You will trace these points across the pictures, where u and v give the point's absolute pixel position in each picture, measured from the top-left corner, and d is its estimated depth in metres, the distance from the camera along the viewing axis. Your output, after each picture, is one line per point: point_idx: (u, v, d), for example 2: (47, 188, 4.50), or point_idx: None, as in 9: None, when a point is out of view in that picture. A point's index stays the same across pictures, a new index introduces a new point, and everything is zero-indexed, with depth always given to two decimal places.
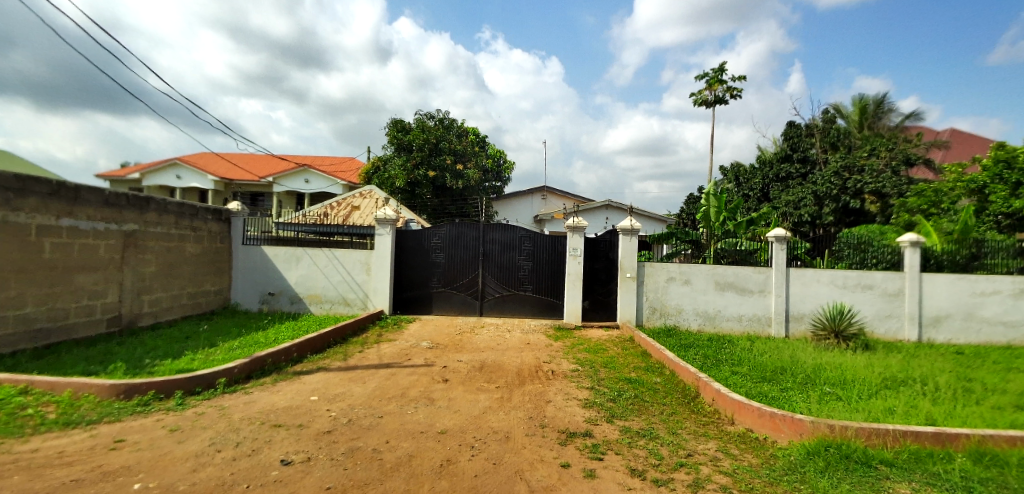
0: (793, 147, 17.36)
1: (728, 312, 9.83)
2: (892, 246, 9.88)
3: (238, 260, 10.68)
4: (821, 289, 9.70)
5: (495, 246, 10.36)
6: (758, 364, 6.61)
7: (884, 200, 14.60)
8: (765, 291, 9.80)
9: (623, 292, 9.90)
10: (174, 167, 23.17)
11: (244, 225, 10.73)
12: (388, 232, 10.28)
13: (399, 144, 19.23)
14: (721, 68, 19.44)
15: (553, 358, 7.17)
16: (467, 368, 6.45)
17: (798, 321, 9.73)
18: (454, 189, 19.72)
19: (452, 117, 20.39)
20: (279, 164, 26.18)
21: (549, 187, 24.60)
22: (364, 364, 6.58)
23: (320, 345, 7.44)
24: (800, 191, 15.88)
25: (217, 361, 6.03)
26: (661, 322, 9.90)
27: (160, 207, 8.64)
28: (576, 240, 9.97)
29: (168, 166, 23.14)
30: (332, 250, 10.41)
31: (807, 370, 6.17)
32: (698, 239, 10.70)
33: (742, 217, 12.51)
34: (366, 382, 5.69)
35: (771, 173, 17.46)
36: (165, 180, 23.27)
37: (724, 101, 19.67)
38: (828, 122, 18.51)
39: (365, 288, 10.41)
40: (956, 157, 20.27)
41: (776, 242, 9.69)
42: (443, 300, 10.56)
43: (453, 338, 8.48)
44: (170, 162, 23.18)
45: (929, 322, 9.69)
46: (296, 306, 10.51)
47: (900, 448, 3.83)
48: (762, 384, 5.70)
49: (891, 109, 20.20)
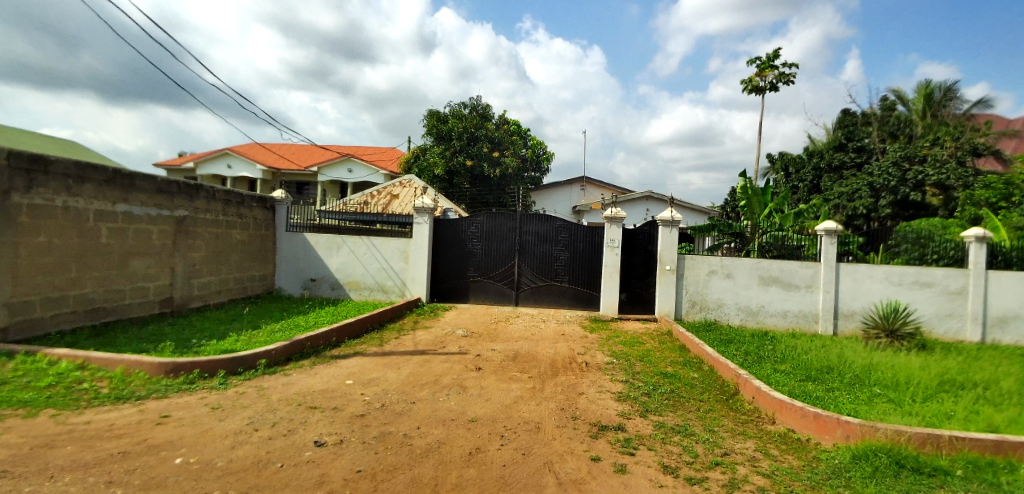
0: (848, 137, 16.42)
1: (772, 307, 9.44)
2: (956, 241, 9.25)
3: (282, 247, 11.06)
4: (874, 285, 9.17)
5: (531, 237, 10.29)
6: (802, 362, 6.33)
7: (948, 193, 13.64)
8: (813, 286, 9.34)
9: (662, 285, 9.65)
10: (226, 156, 24.20)
11: (287, 212, 11.07)
12: (425, 221, 10.38)
13: (437, 134, 19.41)
14: (773, 53, 18.48)
15: (588, 350, 7.08)
16: (500, 357, 6.45)
17: (848, 319, 9.25)
18: (491, 179, 19.74)
19: (489, 106, 20.34)
20: (322, 154, 26.94)
21: (588, 177, 24.31)
22: (399, 350, 6.69)
23: (357, 330, 7.60)
24: (854, 182, 15.00)
25: (258, 343, 6.27)
26: (701, 316, 9.62)
27: (208, 195, 9.00)
28: (614, 230, 9.77)
29: (220, 156, 24.21)
30: (371, 238, 10.62)
31: (855, 369, 5.85)
32: (742, 231, 10.14)
33: (789, 209, 11.99)
34: (400, 367, 5.77)
35: (823, 163, 16.54)
36: (217, 169, 24.37)
37: (775, 88, 18.74)
38: (889, 110, 17.35)
39: (403, 275, 10.57)
40: None
41: (826, 236, 9.23)
42: (479, 290, 10.60)
43: (487, 327, 8.51)
44: (221, 152, 24.23)
45: (994, 323, 9.01)
46: (336, 292, 10.81)
47: (957, 457, 3.55)
48: (807, 384, 5.44)
49: (959, 96, 18.81)
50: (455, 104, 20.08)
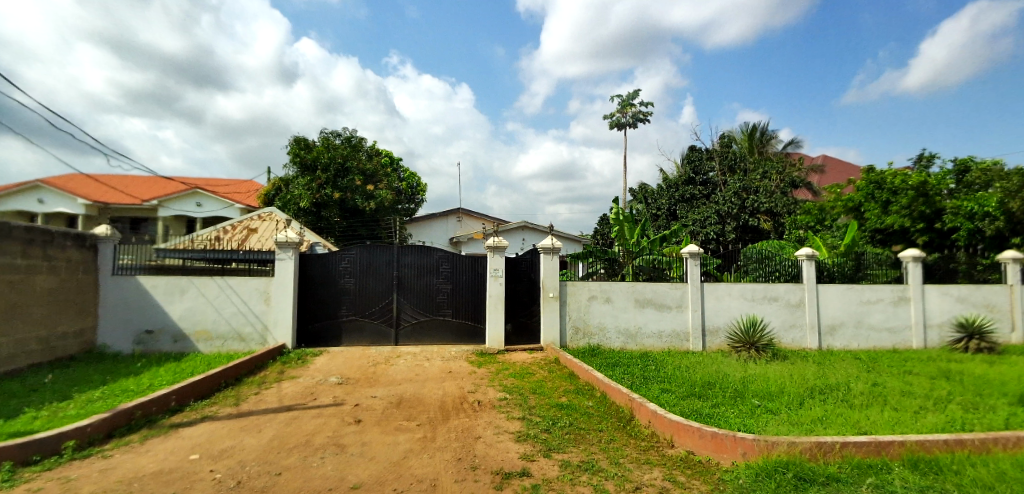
0: (695, 170, 18.36)
1: (648, 328, 9.92)
2: (791, 259, 10.64)
3: (106, 294, 9.08)
4: (733, 302, 10.15)
5: (412, 270, 9.71)
6: (685, 379, 6.61)
7: (776, 219, 16.63)
8: (682, 306, 10.04)
9: (547, 312, 9.64)
10: (37, 189, 19.93)
11: (114, 253, 9.16)
12: (289, 256, 9.26)
13: (301, 164, 18.00)
14: (631, 92, 20.38)
15: (478, 387, 6.66)
16: (382, 404, 5.74)
17: (713, 335, 10.06)
18: (364, 213, 18.59)
19: (362, 137, 19.39)
20: (168, 186, 23.55)
21: (463, 209, 24.36)
22: (260, 408, 5.64)
23: (206, 390, 6.31)
24: (704, 210, 16.67)
25: (67, 419, 4.82)
26: (585, 342, 9.75)
27: (1, 230, 7.07)
28: (497, 260, 9.57)
29: (29, 189, 19.87)
30: (223, 278, 9.19)
31: (733, 383, 6.25)
32: (615, 257, 10.57)
33: (653, 235, 12.95)
34: (261, 430, 4.79)
35: (676, 195, 18.32)
36: (25, 205, 19.98)
37: (636, 123, 20.61)
38: (726, 147, 19.89)
39: (264, 319, 9.25)
40: (829, 181, 22.90)
41: (691, 258, 9.99)
42: (354, 331, 9.64)
43: (366, 371, 7.66)
44: (32, 184, 19.95)
45: (827, 330, 10.45)
46: (180, 345, 9.12)
47: (843, 463, 3.79)
48: (694, 402, 5.64)
49: (774, 137, 22.50)
50: (326, 132, 18.87)
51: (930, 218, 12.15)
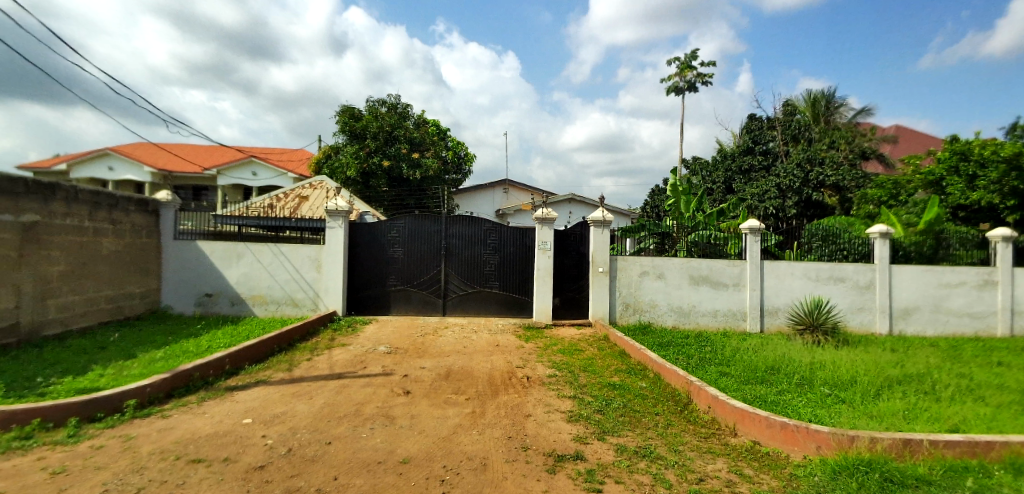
0: (755, 140, 17.25)
1: (702, 307, 9.49)
2: (862, 237, 9.84)
3: (169, 258, 9.49)
4: (795, 282, 9.52)
5: (459, 241, 9.61)
6: (746, 363, 6.23)
7: (842, 194, 15.60)
8: (739, 284, 9.52)
9: (596, 288, 9.37)
10: (107, 157, 21.10)
11: (174, 217, 9.52)
12: (339, 225, 9.36)
13: (350, 132, 18.17)
14: (691, 53, 19.22)
15: (527, 362, 6.53)
16: (431, 376, 5.70)
17: (772, 316, 9.52)
18: (410, 181, 18.60)
19: (408, 103, 19.28)
20: (225, 156, 24.44)
21: (510, 180, 24.10)
22: (312, 374, 5.73)
23: (260, 354, 6.47)
24: (764, 184, 15.59)
25: (131, 377, 5.03)
26: (635, 319, 9.45)
27: (68, 195, 7.41)
28: (545, 232, 9.32)
29: (99, 157, 21.05)
30: (277, 245, 9.40)
31: (799, 369, 5.82)
32: (668, 232, 10.02)
33: (709, 210, 12.31)
34: (312, 397, 4.84)
35: (733, 167, 17.27)
36: (95, 172, 21.20)
37: (694, 87, 19.48)
38: (789, 115, 18.50)
39: (316, 286, 9.44)
40: (903, 151, 21.07)
41: (750, 234, 9.45)
42: (402, 300, 9.71)
43: (414, 341, 7.68)
44: (100, 151, 21.10)
45: (899, 315, 9.67)
46: (237, 309, 9.48)
47: (933, 463, 3.41)
48: (757, 388, 5.28)
49: (843, 105, 20.79)
50: (372, 100, 18.89)
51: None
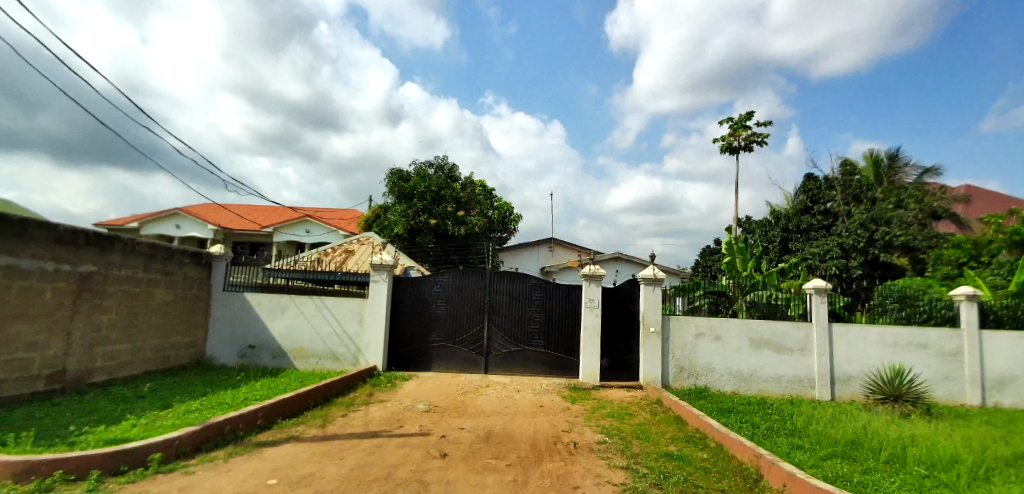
0: (813, 200, 16.56)
1: (765, 372, 8.71)
2: (946, 301, 8.95)
3: (218, 309, 9.70)
4: (870, 347, 8.64)
5: (503, 297, 9.37)
6: (822, 436, 5.50)
7: (913, 254, 14.30)
8: (806, 350, 8.73)
9: (647, 349, 8.81)
10: (175, 216, 22.62)
11: (226, 271, 9.81)
12: (383, 279, 9.34)
13: (399, 192, 18.74)
14: (746, 113, 19.03)
15: (574, 426, 6.03)
16: (471, 438, 5.30)
17: (845, 384, 8.60)
18: (456, 238, 18.80)
19: (455, 165, 19.83)
20: (283, 215, 25.74)
21: (555, 238, 24.05)
22: (346, 432, 5.46)
23: (294, 409, 6.28)
24: (824, 242, 15.19)
25: (161, 429, 4.93)
26: (690, 383, 8.75)
27: (126, 247, 7.75)
28: (594, 291, 8.97)
29: (168, 216, 22.60)
30: (322, 298, 9.47)
31: (888, 443, 5.06)
32: (725, 290, 9.36)
33: (768, 271, 11.69)
34: (343, 456, 4.55)
35: (790, 225, 16.83)
36: (164, 230, 22.69)
37: (750, 147, 19.16)
38: (848, 173, 17.78)
39: (357, 341, 9.33)
40: (981, 212, 19.68)
41: (816, 294, 8.76)
42: (443, 357, 9.43)
43: (454, 400, 7.33)
44: (170, 211, 22.66)
45: (992, 386, 8.52)
46: (279, 361, 9.45)
47: None
48: (839, 465, 4.59)
49: (906, 164, 19.86)
50: (419, 163, 19.47)
51: None
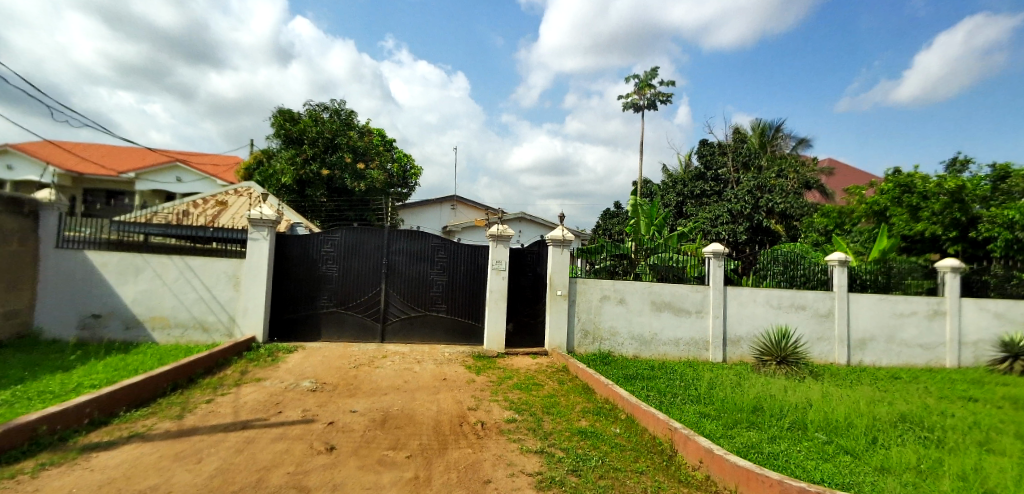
0: (707, 166, 17.26)
1: (664, 335, 8.92)
2: (821, 264, 9.70)
3: (46, 270, 7.80)
4: (758, 309, 9.19)
5: (404, 258, 8.58)
6: (726, 401, 5.64)
7: (788, 221, 15.88)
8: (702, 311, 9.06)
9: (553, 313, 8.57)
10: (5, 154, 18.41)
11: (59, 222, 7.88)
12: (264, 237, 8.07)
13: (286, 136, 16.65)
14: (651, 71, 19.26)
15: (480, 402, 5.58)
16: (363, 424, 4.62)
17: (735, 345, 9.10)
18: (353, 193, 17.34)
19: (352, 111, 17.99)
20: (147, 159, 22.02)
21: (459, 196, 23.22)
22: (208, 423, 4.48)
23: (146, 395, 5.11)
24: (715, 208, 15.72)
25: None
26: (595, 347, 8.71)
27: None
28: (501, 251, 8.45)
29: None
30: (185, 259, 7.97)
31: (786, 408, 5.28)
32: (628, 253, 9.43)
33: (669, 233, 12.08)
34: (201, 460, 3.63)
35: (686, 190, 17.28)
36: None
37: (653, 106, 19.53)
38: (739, 143, 18.90)
39: (231, 308, 8.06)
40: (842, 183, 22.12)
41: (713, 258, 9.06)
42: (334, 324, 8.49)
43: (345, 375, 6.52)
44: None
45: (855, 345, 9.52)
46: (131, 333, 7.90)
47: None
48: (747, 434, 4.67)
49: (785, 136, 21.73)
50: (312, 104, 17.49)
51: (963, 226, 11.29)
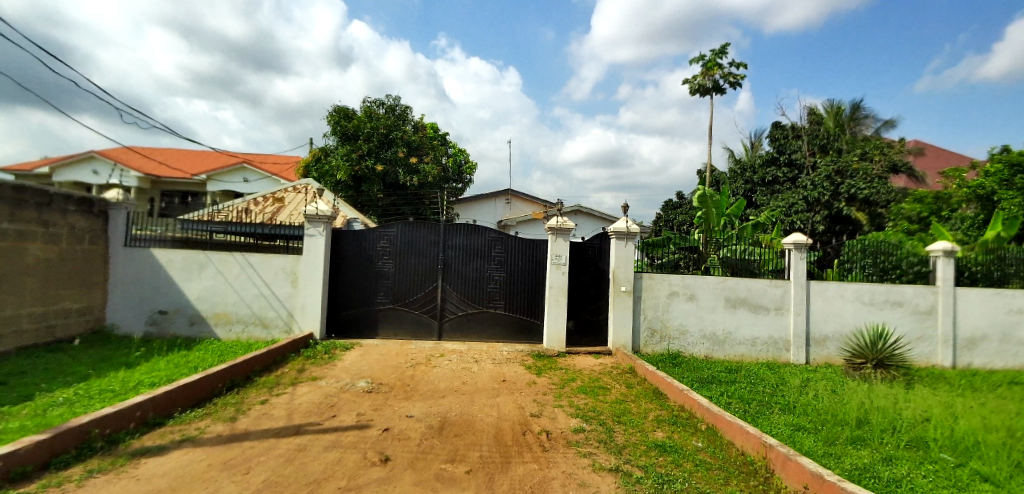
0: (780, 150, 15.95)
1: (739, 334, 8.16)
2: (921, 256, 8.59)
3: (118, 268, 8.08)
4: (846, 306, 8.23)
5: (458, 253, 8.28)
6: (823, 412, 4.89)
7: (872, 209, 14.18)
8: (782, 308, 8.21)
9: (617, 310, 8.01)
10: (92, 160, 19.79)
11: (128, 221, 8.15)
12: (320, 232, 7.99)
13: (342, 133, 16.88)
14: (719, 50, 18.05)
15: (544, 407, 5.15)
16: (420, 431, 4.31)
17: (820, 345, 8.21)
18: (407, 188, 17.38)
19: (407, 107, 18.05)
20: (216, 162, 23.09)
21: (512, 190, 22.87)
22: (262, 427, 4.32)
23: (203, 394, 5.05)
24: (789, 196, 14.73)
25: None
26: (662, 347, 8.09)
27: None
28: (561, 245, 7.99)
29: (84, 160, 19.74)
30: (245, 256, 8.04)
31: (899, 423, 4.48)
32: (696, 246, 8.78)
33: (741, 222, 11.26)
34: (249, 471, 3.41)
35: (755, 178, 16.17)
36: (79, 176, 19.82)
37: (721, 88, 18.33)
38: (816, 125, 17.39)
39: (290, 304, 8.05)
40: (935, 166, 19.99)
41: (795, 250, 8.19)
42: (390, 321, 8.33)
43: (402, 374, 6.29)
44: (86, 154, 19.77)
45: (964, 345, 8.36)
46: (196, 329, 8.06)
47: None
48: (857, 452, 3.96)
49: (866, 116, 19.89)
50: (368, 102, 17.65)
51: None
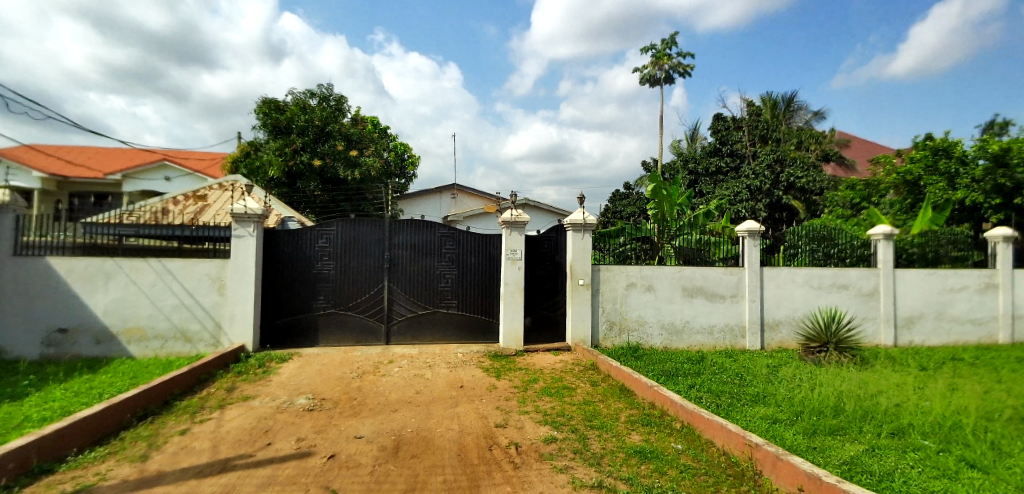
0: (722, 141, 16.33)
1: (697, 323, 8.10)
2: (862, 239, 8.88)
3: (3, 281, 6.86)
4: (797, 291, 8.37)
5: (406, 251, 7.70)
6: (795, 402, 4.78)
7: (807, 196, 14.80)
8: (737, 296, 8.23)
9: (576, 304, 7.72)
10: None
11: (16, 225, 6.91)
12: (250, 233, 7.15)
13: (273, 125, 15.66)
14: (670, 40, 18.28)
15: (509, 415, 4.73)
16: (372, 455, 3.76)
17: (773, 330, 8.31)
18: (347, 183, 16.35)
19: (342, 96, 17.00)
20: (133, 160, 20.91)
21: (459, 185, 22.26)
22: (181, 465, 3.63)
23: (107, 427, 4.25)
24: (732, 185, 15.06)
25: None
26: (622, 340, 7.88)
27: None
28: (515, 239, 7.57)
29: None
30: (162, 262, 7.07)
31: (873, 410, 4.41)
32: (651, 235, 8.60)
33: (691, 212, 11.39)
34: None
35: (700, 168, 16.45)
36: None
37: (671, 78, 18.60)
38: (755, 116, 17.96)
39: (217, 314, 7.17)
40: (859, 155, 21.29)
41: (748, 237, 8.21)
42: (332, 327, 7.61)
43: (348, 387, 5.67)
44: None
45: (902, 324, 8.73)
46: (105, 349, 7.02)
47: None
48: (841, 445, 3.80)
49: (799, 108, 20.83)
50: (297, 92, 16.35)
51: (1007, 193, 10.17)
